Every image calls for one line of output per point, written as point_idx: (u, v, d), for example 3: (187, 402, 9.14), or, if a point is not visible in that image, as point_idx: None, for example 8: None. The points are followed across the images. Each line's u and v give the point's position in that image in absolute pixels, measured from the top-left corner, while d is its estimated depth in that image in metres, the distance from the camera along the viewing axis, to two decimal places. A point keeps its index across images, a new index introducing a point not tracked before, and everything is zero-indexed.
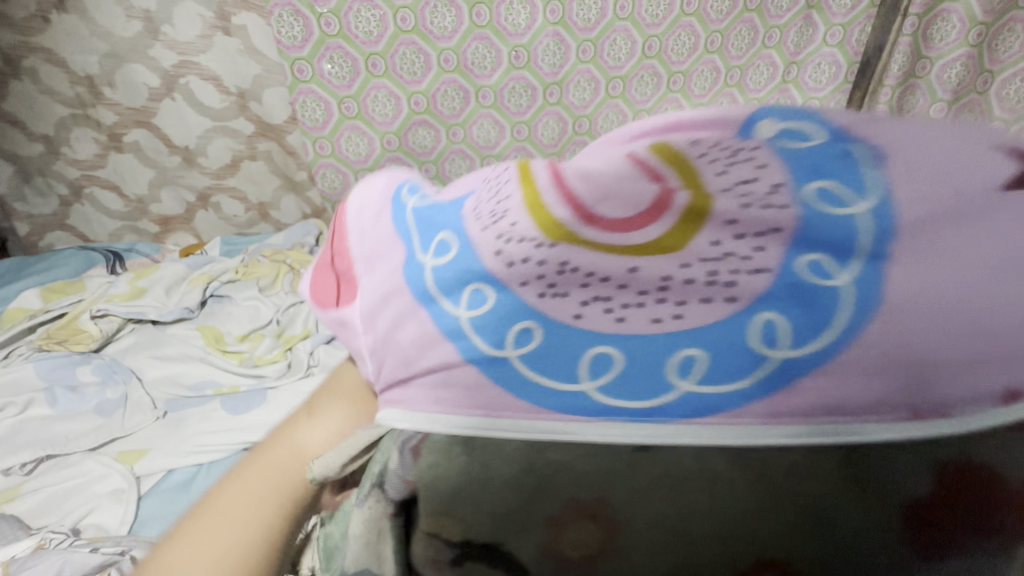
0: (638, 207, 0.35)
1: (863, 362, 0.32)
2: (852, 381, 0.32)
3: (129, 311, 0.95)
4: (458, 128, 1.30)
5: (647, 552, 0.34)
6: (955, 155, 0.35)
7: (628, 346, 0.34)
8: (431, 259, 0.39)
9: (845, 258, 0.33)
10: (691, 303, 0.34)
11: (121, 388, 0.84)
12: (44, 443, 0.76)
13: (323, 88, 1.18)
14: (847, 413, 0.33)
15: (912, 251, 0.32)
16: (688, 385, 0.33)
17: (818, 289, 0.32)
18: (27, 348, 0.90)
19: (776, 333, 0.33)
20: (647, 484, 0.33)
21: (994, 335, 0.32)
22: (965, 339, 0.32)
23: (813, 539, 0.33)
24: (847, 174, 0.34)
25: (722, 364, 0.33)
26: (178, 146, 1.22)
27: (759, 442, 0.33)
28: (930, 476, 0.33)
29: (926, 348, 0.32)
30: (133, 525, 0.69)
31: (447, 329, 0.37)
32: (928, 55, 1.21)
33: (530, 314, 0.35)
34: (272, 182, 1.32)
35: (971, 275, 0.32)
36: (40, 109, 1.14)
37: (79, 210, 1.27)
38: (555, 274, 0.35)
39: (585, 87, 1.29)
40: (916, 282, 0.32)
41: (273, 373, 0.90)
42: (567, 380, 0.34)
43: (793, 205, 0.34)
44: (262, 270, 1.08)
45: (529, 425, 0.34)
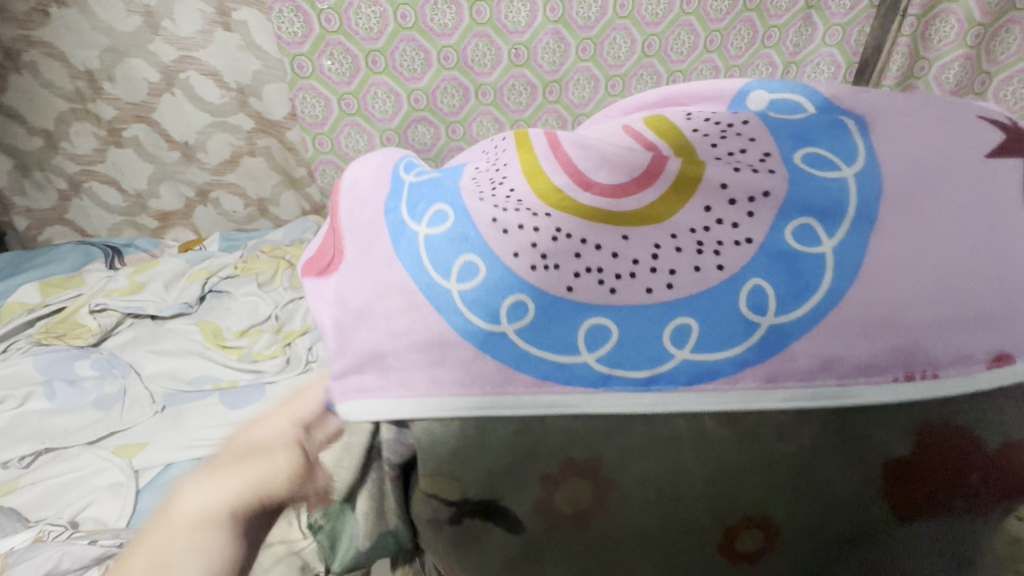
0: (633, 171, 0.40)
1: (843, 321, 0.35)
2: (842, 338, 0.35)
3: (128, 305, 0.95)
4: (457, 125, 1.30)
5: (639, 510, 0.35)
6: (939, 128, 0.39)
7: (625, 320, 0.37)
8: (425, 229, 0.39)
9: (831, 222, 0.37)
10: (682, 271, 0.37)
11: (120, 382, 0.85)
12: (42, 437, 0.76)
13: (323, 84, 1.18)
14: (842, 373, 0.35)
15: (895, 216, 0.36)
16: (683, 354, 0.36)
17: (799, 253, 0.36)
18: (25, 342, 0.90)
19: (763, 301, 0.35)
20: (637, 444, 0.35)
21: (971, 296, 0.35)
22: (942, 297, 0.35)
23: (800, 495, 0.35)
24: (831, 141, 0.39)
25: (713, 333, 0.36)
26: (177, 141, 1.22)
27: (752, 405, 0.35)
28: (911, 437, 0.35)
29: (898, 309, 0.35)
30: (131, 518, 0.69)
31: (440, 302, 0.37)
32: (927, 56, 1.21)
33: (526, 288, 0.37)
34: (272, 178, 1.33)
35: (952, 237, 0.35)
36: (40, 103, 1.14)
37: (78, 205, 1.27)
38: (549, 243, 0.38)
39: (584, 86, 1.29)
40: (896, 250, 0.35)
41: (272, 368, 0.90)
42: (569, 351, 0.37)
43: (780, 171, 0.38)
44: (262, 266, 1.09)
45: (541, 396, 0.36)
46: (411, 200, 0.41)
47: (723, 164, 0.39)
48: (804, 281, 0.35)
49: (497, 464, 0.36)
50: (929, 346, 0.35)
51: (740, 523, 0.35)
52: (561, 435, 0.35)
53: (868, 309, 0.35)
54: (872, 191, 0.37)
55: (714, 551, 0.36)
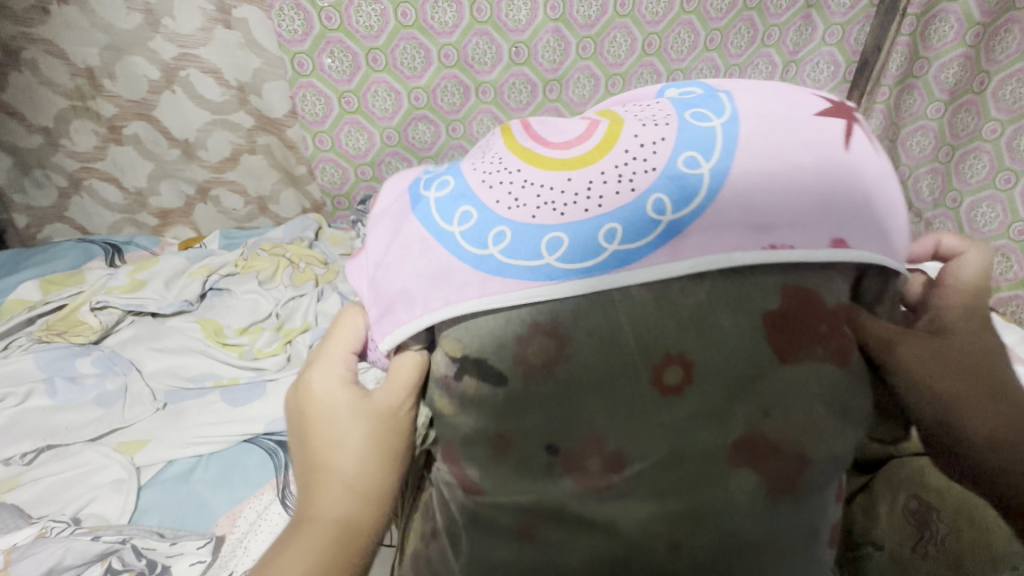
0: (579, 135, 0.45)
1: (720, 218, 0.40)
2: (718, 232, 0.40)
3: (129, 303, 0.95)
4: (457, 124, 1.31)
5: (592, 360, 0.39)
6: (781, 94, 0.46)
7: (572, 228, 0.41)
8: (433, 193, 0.47)
9: (709, 153, 0.41)
10: (610, 196, 0.41)
11: (121, 379, 0.85)
12: (44, 434, 0.76)
13: (323, 82, 1.18)
14: (719, 253, 0.40)
15: (753, 152, 0.41)
16: (614, 249, 0.40)
17: (688, 178, 0.40)
18: (27, 339, 0.90)
19: (663, 205, 0.40)
20: (586, 309, 0.40)
21: (819, 204, 0.41)
22: (799, 207, 0.41)
23: (701, 341, 0.39)
24: (712, 102, 0.44)
25: (634, 227, 0.40)
26: (178, 139, 1.22)
27: (661, 276, 0.40)
28: (780, 293, 0.40)
29: (767, 212, 0.40)
30: (133, 514, 0.70)
31: (449, 246, 0.43)
32: (926, 55, 1.27)
33: (505, 221, 0.42)
34: (272, 176, 1.32)
35: (790, 164, 0.41)
36: (40, 101, 1.14)
37: (78, 202, 1.27)
38: (519, 190, 0.43)
39: (584, 84, 1.29)
40: (749, 168, 0.41)
41: (273, 366, 0.90)
42: (534, 258, 0.41)
43: (672, 123, 0.43)
44: (262, 263, 1.09)
45: (512, 295, 0.41)
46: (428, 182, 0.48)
47: (645, 132, 0.43)
48: (682, 179, 0.40)
49: (500, 338, 0.41)
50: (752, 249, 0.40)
51: (664, 361, 0.39)
52: (498, 320, 0.41)
53: (737, 211, 0.40)
54: (735, 141, 0.41)
55: (649, 390, 0.39)
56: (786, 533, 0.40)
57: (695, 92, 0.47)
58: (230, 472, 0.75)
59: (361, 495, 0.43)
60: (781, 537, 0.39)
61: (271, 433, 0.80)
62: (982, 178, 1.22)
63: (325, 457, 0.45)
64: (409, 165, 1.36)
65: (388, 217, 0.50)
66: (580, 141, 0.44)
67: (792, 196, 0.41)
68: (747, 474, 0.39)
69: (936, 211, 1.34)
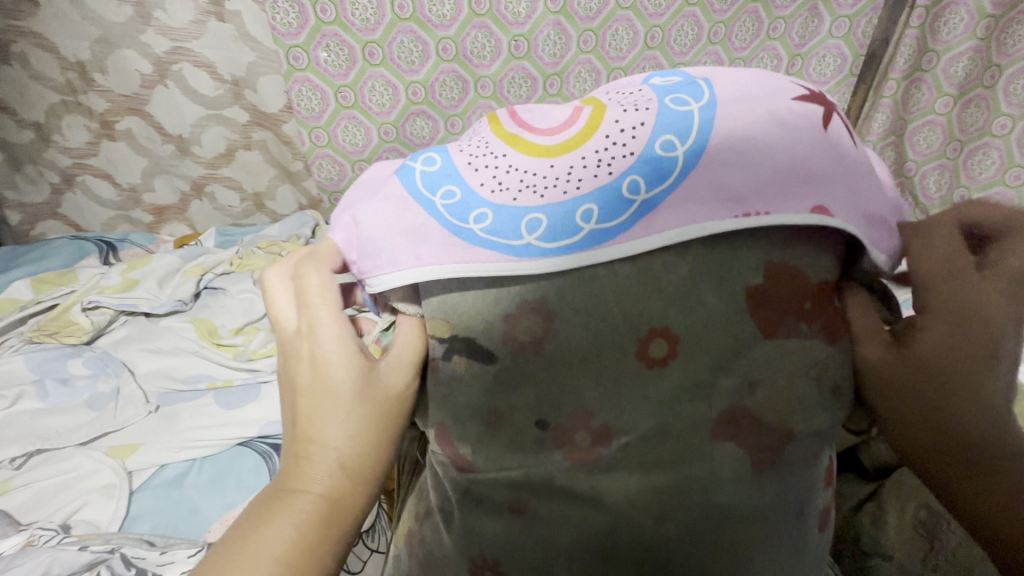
0: (565, 122, 0.43)
1: (693, 195, 0.39)
2: (694, 209, 0.39)
3: (121, 303, 0.94)
4: (456, 119, 1.28)
5: (578, 331, 0.39)
6: (759, 78, 0.42)
7: (553, 210, 0.40)
8: (421, 167, 0.43)
9: (687, 134, 0.39)
10: (586, 180, 0.40)
11: (113, 381, 0.83)
12: (33, 438, 0.75)
13: (319, 77, 1.15)
14: (698, 220, 0.39)
15: (727, 139, 0.39)
16: (592, 228, 0.39)
17: (662, 161, 0.39)
18: (17, 339, 0.89)
19: (638, 186, 0.39)
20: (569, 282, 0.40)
21: (797, 178, 0.39)
22: (775, 183, 0.39)
23: (676, 310, 0.39)
24: (691, 87, 0.41)
25: (609, 207, 0.39)
26: (172, 134, 1.20)
27: (637, 250, 0.39)
28: (761, 264, 0.40)
29: (738, 187, 0.39)
30: (124, 521, 0.68)
31: (433, 217, 0.41)
32: (935, 48, 1.21)
33: (486, 203, 0.41)
34: (268, 172, 1.30)
35: (763, 150, 0.39)
36: (30, 96, 1.11)
37: (71, 199, 1.25)
38: (502, 174, 0.41)
39: (585, 78, 1.27)
40: (721, 146, 0.39)
41: (268, 367, 0.89)
42: (514, 236, 0.40)
43: (652, 108, 0.40)
44: (257, 262, 1.07)
45: (488, 267, 0.40)
46: (417, 158, 0.45)
47: (626, 117, 0.40)
48: (657, 161, 0.39)
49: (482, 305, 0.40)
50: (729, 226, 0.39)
51: (648, 335, 0.39)
52: (478, 295, 0.40)
53: (712, 185, 0.39)
54: (710, 124, 0.39)
55: (636, 364, 0.40)
56: (766, 501, 0.41)
57: (677, 79, 0.43)
58: (223, 477, 0.74)
59: (352, 474, 0.39)
60: (759, 507, 0.41)
61: (266, 437, 0.79)
62: (990, 174, 1.21)
63: (313, 430, 0.40)
64: None
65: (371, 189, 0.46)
66: (564, 128, 0.42)
67: (768, 185, 0.39)
68: (726, 444, 0.40)
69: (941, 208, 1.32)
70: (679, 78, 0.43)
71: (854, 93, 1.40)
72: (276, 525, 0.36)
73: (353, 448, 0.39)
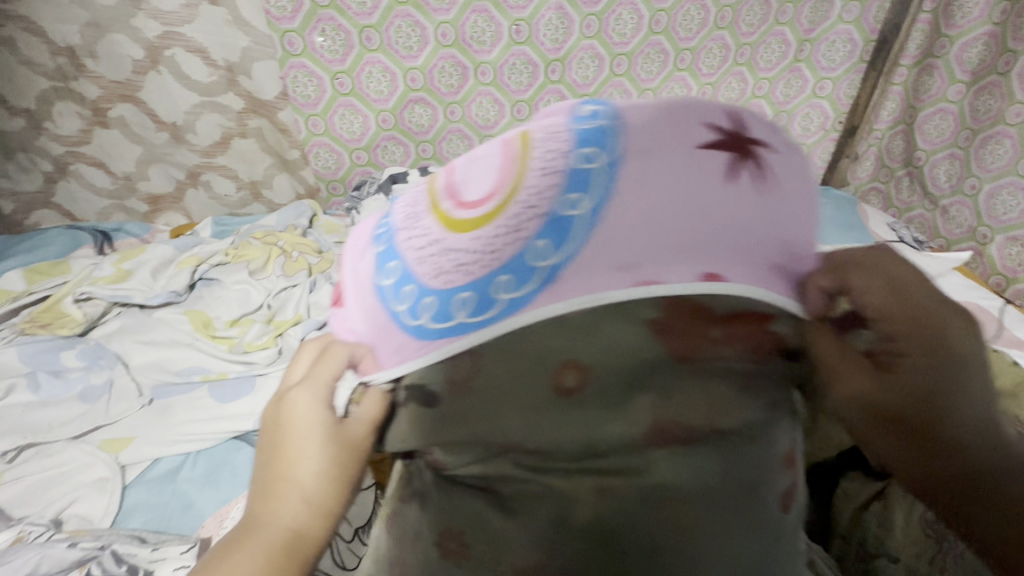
0: (496, 171, 0.37)
1: (655, 241, 0.35)
2: (670, 262, 0.35)
3: (114, 294, 0.92)
4: (456, 106, 1.25)
5: (510, 363, 0.36)
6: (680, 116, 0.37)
7: (514, 272, 0.36)
8: (380, 273, 0.41)
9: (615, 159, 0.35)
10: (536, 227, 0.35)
11: (106, 374, 0.82)
12: (25, 431, 0.74)
13: (315, 62, 1.14)
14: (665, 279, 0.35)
15: (673, 174, 0.35)
16: (540, 286, 0.35)
17: (605, 188, 0.35)
18: (9, 331, 0.88)
19: (587, 227, 0.35)
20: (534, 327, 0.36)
21: (743, 229, 0.36)
22: (729, 224, 0.36)
23: (653, 342, 0.35)
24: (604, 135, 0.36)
25: (564, 252, 0.35)
26: (166, 122, 1.18)
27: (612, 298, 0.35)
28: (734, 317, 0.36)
29: (698, 228, 0.35)
30: (117, 516, 0.67)
31: (411, 330, 0.39)
32: (948, 34, 1.20)
33: (464, 286, 0.37)
34: (265, 161, 1.28)
35: (690, 189, 0.35)
36: (20, 82, 1.09)
37: (65, 188, 1.23)
38: (461, 252, 0.36)
39: (588, 65, 1.23)
40: (660, 174, 0.35)
41: (263, 360, 0.88)
42: (486, 311, 0.36)
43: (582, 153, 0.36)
44: (252, 253, 1.05)
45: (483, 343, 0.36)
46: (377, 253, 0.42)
47: (542, 179, 0.35)
48: (565, 222, 0.35)
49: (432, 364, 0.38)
50: (666, 279, 0.35)
51: (563, 370, 0.35)
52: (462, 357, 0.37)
53: (670, 228, 0.35)
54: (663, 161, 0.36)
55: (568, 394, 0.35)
56: (731, 489, 0.35)
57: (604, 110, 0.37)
58: (218, 472, 0.73)
59: (317, 512, 0.37)
60: (723, 497, 0.35)
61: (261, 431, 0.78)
62: (1003, 164, 1.17)
63: (288, 457, 0.39)
64: (406, 150, 1.31)
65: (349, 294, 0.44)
66: (492, 176, 0.37)
67: (689, 237, 0.35)
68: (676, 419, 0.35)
69: (952, 198, 1.29)
70: (605, 113, 0.37)
71: (865, 80, 1.36)
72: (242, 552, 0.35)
73: (321, 482, 0.38)
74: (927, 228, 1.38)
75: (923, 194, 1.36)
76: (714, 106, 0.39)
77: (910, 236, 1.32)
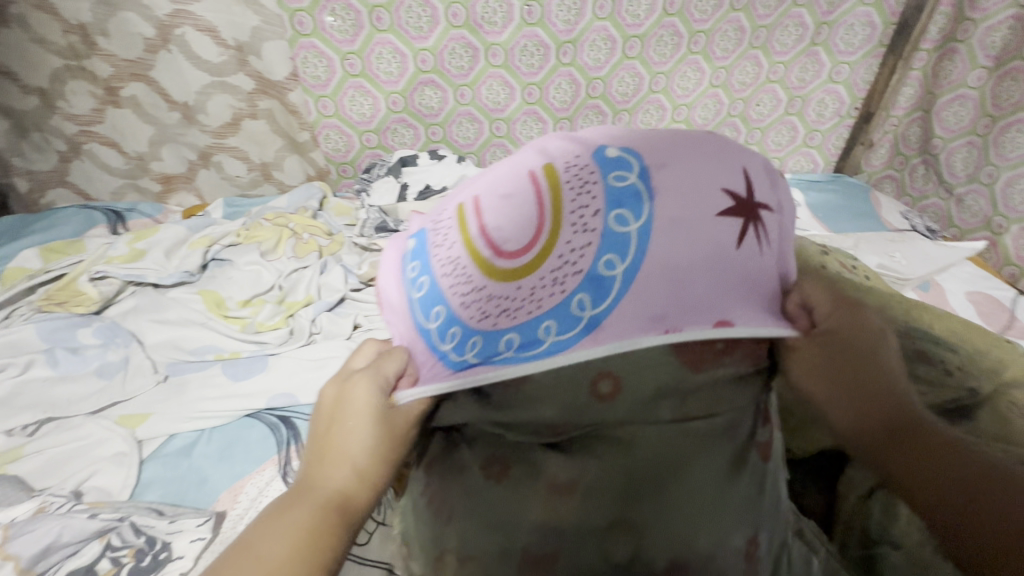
0: (524, 236, 0.46)
1: (649, 303, 0.43)
2: (641, 316, 0.43)
3: (128, 273, 0.93)
4: (466, 89, 1.24)
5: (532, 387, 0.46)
6: (687, 176, 0.46)
7: (522, 328, 0.45)
8: (414, 295, 0.50)
9: (636, 211, 0.44)
10: (549, 289, 0.44)
11: (123, 351, 0.84)
12: (45, 406, 0.76)
13: (325, 43, 1.13)
14: (660, 323, 0.43)
15: (667, 233, 0.44)
16: (551, 339, 0.44)
17: (617, 233, 0.44)
18: (28, 308, 0.89)
19: (612, 263, 0.44)
20: (551, 378, 0.45)
21: (715, 285, 0.44)
22: (714, 284, 0.44)
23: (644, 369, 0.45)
24: (634, 204, 0.45)
25: (566, 313, 0.44)
26: (177, 101, 1.18)
27: (614, 354, 0.44)
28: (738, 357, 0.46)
29: (689, 288, 0.43)
30: (134, 488, 0.69)
31: (446, 361, 0.47)
32: (972, 17, 1.18)
33: (475, 330, 0.46)
34: (275, 143, 1.28)
35: (686, 246, 0.43)
36: (32, 59, 1.09)
37: (79, 167, 1.24)
38: (485, 305, 0.46)
39: (600, 47, 1.22)
40: (662, 246, 0.43)
41: (275, 340, 0.89)
42: (501, 358, 0.45)
43: (599, 223, 0.45)
44: (264, 234, 1.06)
45: (494, 376, 0.45)
46: (411, 273, 0.51)
47: (576, 236, 0.45)
48: (602, 281, 0.44)
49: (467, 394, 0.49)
50: (686, 327, 0.43)
51: (597, 376, 0.45)
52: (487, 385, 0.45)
53: (650, 296, 0.43)
54: (650, 238, 0.44)
55: (588, 398, 0.45)
56: (712, 465, 0.45)
57: (627, 164, 0.47)
58: (233, 449, 0.74)
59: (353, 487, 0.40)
60: (704, 474, 0.44)
61: (273, 409, 0.79)
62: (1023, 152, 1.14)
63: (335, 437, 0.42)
64: (416, 132, 1.30)
65: (394, 310, 0.52)
66: (535, 228, 0.45)
67: (687, 285, 0.43)
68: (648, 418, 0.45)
69: (969, 186, 1.27)
70: (634, 176, 0.46)
71: (883, 65, 1.32)
72: (282, 525, 0.36)
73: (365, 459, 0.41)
74: (941, 217, 1.36)
75: (938, 182, 1.34)
76: (727, 167, 0.47)
77: (924, 225, 1.31)
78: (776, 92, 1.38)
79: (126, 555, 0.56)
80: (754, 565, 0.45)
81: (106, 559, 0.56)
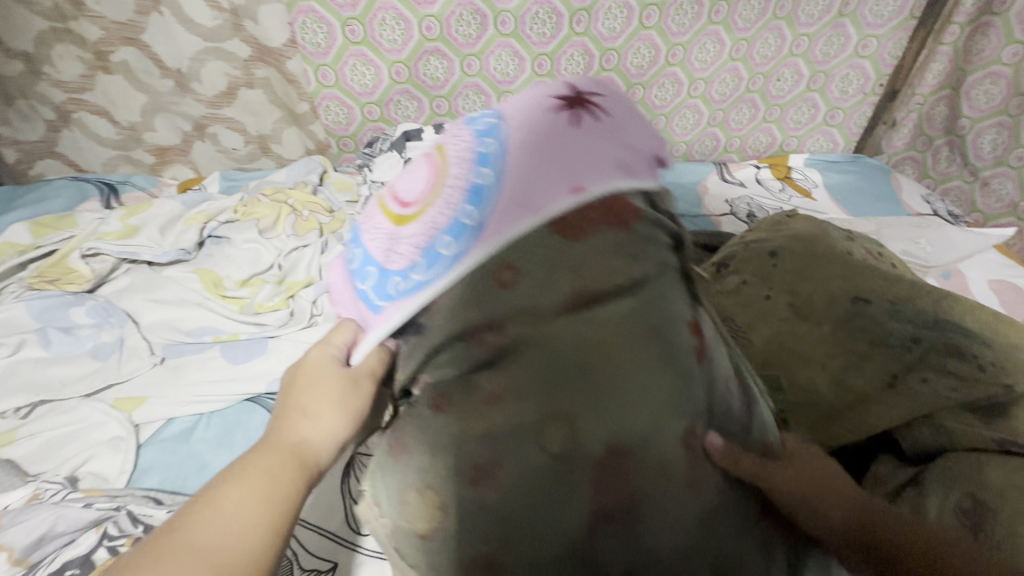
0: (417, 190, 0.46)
1: (509, 198, 0.42)
2: (513, 215, 0.42)
3: (122, 250, 0.89)
4: (473, 59, 1.18)
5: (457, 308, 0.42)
6: (525, 106, 0.47)
7: (416, 272, 0.43)
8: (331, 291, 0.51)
9: (485, 131, 0.45)
10: (422, 228, 0.43)
11: (117, 332, 0.81)
12: (37, 388, 0.73)
13: (324, 7, 1.06)
14: (535, 209, 0.42)
15: (520, 144, 0.44)
16: (427, 274, 0.42)
17: (478, 146, 0.45)
18: (18, 286, 0.86)
19: (480, 174, 0.43)
20: (450, 301, 0.42)
21: (572, 167, 0.44)
22: (568, 170, 0.44)
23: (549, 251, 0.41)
24: (480, 125, 0.46)
25: (439, 241, 0.42)
26: (170, 68, 1.12)
27: (500, 249, 0.41)
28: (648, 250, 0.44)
29: (544, 176, 0.43)
30: (132, 474, 0.67)
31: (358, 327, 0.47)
32: None
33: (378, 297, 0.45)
34: (273, 114, 1.22)
35: (528, 152, 0.44)
36: (16, 21, 1.03)
37: (69, 137, 1.19)
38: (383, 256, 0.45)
39: (616, 15, 1.15)
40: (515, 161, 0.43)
41: (274, 322, 0.85)
42: (388, 302, 0.44)
43: (469, 145, 0.45)
44: (262, 210, 1.02)
45: (393, 322, 0.43)
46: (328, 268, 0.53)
47: (456, 168, 0.44)
48: (479, 188, 0.42)
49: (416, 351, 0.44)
50: (554, 204, 0.42)
51: (496, 264, 0.41)
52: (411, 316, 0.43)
53: (514, 199, 0.42)
54: (506, 146, 0.44)
55: (491, 286, 0.41)
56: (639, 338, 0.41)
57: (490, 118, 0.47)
58: (234, 433, 0.72)
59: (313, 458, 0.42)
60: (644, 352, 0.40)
61: (274, 393, 0.77)
62: None
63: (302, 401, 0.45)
64: (420, 105, 1.25)
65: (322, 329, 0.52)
66: (426, 183, 0.46)
67: (550, 162, 0.43)
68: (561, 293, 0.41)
69: (994, 169, 1.24)
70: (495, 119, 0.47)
71: (913, 39, 1.25)
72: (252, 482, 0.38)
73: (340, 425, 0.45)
74: (963, 200, 1.34)
75: (962, 165, 1.31)
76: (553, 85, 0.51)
77: (945, 209, 1.26)
78: (798, 66, 1.30)
79: (124, 544, 0.54)
80: (703, 457, 0.40)
81: (103, 548, 0.54)
